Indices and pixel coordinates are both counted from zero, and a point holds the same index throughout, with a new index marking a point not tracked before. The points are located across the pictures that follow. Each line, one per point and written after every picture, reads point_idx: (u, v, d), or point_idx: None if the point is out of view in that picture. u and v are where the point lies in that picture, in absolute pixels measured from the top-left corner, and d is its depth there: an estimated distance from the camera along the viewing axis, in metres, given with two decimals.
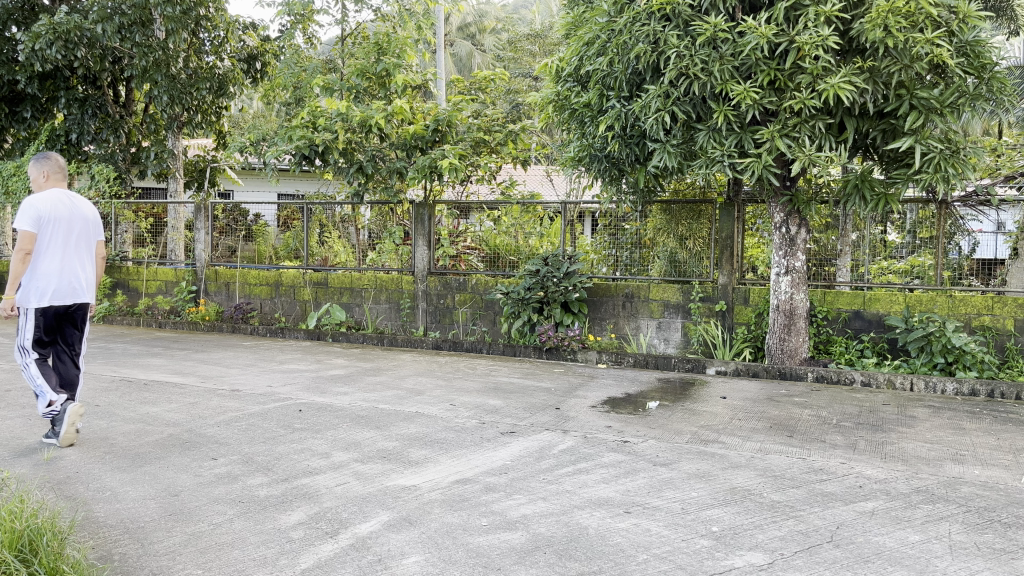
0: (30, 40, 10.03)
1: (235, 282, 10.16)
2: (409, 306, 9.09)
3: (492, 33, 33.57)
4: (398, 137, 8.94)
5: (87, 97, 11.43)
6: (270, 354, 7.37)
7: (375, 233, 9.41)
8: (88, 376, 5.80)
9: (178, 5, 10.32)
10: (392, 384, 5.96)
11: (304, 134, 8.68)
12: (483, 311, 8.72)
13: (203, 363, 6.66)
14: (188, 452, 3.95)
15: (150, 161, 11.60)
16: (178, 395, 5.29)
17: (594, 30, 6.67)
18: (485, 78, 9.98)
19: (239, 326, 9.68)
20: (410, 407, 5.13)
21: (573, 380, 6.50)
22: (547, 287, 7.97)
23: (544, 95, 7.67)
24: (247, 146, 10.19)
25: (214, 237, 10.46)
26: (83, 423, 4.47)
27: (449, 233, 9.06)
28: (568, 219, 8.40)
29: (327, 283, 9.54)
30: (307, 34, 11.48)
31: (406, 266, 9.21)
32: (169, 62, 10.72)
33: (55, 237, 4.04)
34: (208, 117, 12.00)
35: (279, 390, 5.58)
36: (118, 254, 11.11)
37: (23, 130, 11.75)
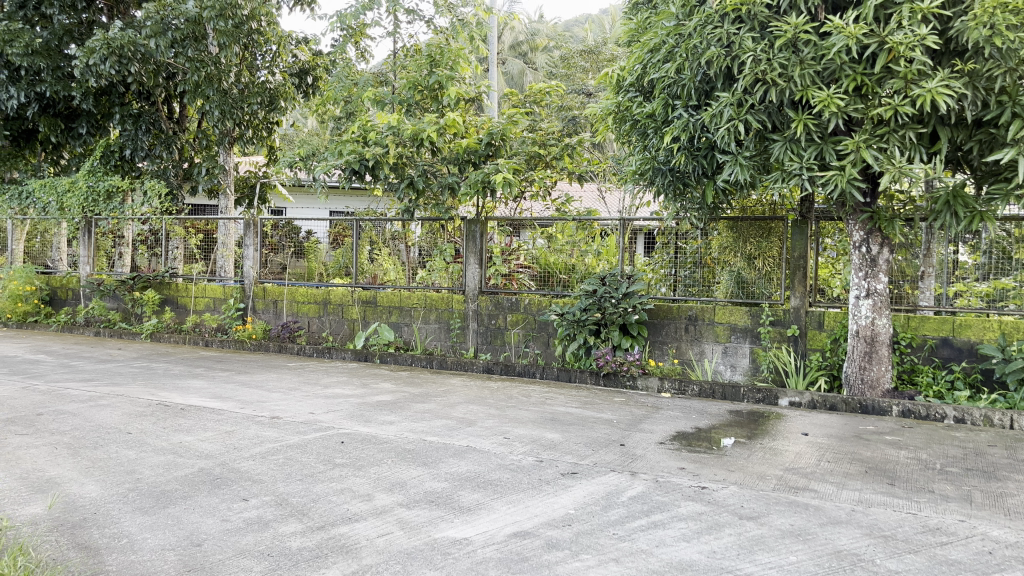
0: (85, 55, 9.94)
1: (283, 300, 9.91)
2: (459, 326, 8.69)
3: (545, 51, 33.27)
4: (451, 151, 8.65)
5: (141, 113, 11.39)
6: (314, 377, 7.04)
7: (426, 251, 9.02)
8: (124, 400, 5.53)
9: (230, 18, 10.23)
10: (441, 412, 5.54)
11: (353, 148, 8.34)
12: (536, 332, 8.27)
13: (245, 386, 6.35)
14: (218, 492, 3.58)
15: (201, 177, 11.56)
16: (215, 422, 4.96)
17: (660, 35, 6.22)
18: (540, 91, 9.62)
19: (285, 345, 9.49)
20: (461, 440, 4.70)
21: (636, 410, 6.00)
22: (604, 309, 7.47)
23: (604, 106, 7.23)
24: (297, 161, 10.00)
25: (264, 254, 10.21)
26: (110, 454, 4.15)
27: (502, 250, 8.63)
28: (627, 235, 7.89)
29: (376, 301, 9.21)
30: (360, 48, 11.29)
31: (457, 285, 8.83)
32: (220, 77, 10.63)
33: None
34: (258, 132, 11.90)
35: (321, 418, 5.20)
36: (168, 270, 10.95)
37: (79, 146, 11.83)
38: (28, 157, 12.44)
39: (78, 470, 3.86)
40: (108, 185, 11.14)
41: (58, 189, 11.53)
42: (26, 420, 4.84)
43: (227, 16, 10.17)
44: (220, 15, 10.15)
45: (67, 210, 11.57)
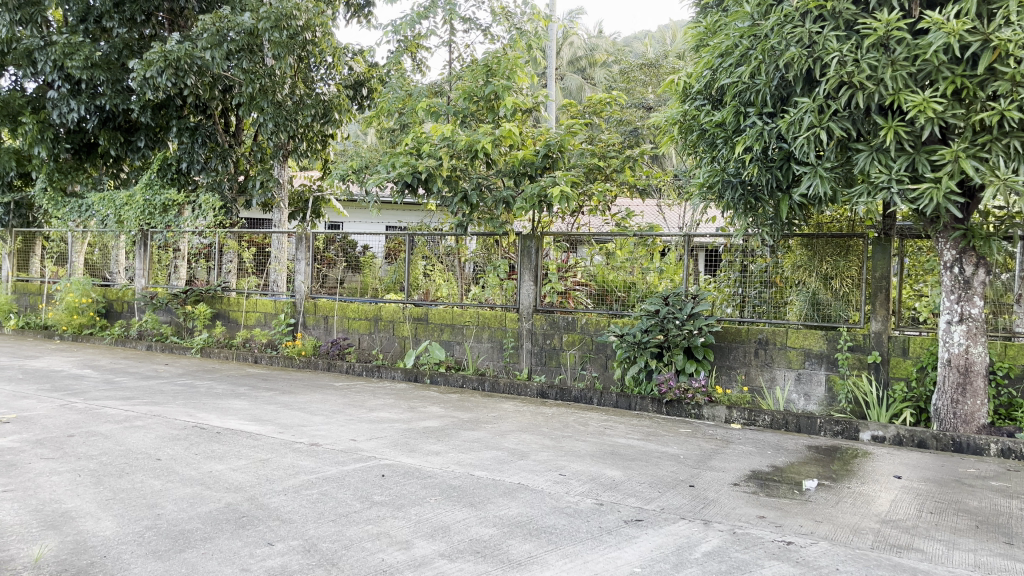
0: (143, 68, 9.88)
1: (334, 315, 9.64)
2: (513, 346, 8.28)
3: (605, 65, 32.85)
4: (506, 164, 8.27)
5: (198, 126, 11.36)
6: (360, 398, 6.70)
7: (480, 266, 8.64)
8: (160, 421, 5.25)
9: (285, 29, 10.10)
10: (492, 442, 5.13)
11: (406, 160, 7.96)
12: (593, 353, 7.80)
13: (287, 408, 6.04)
14: (242, 533, 3.22)
15: (256, 190, 11.37)
16: (250, 449, 4.63)
17: (733, 37, 5.75)
18: (600, 101, 9.21)
19: (334, 363, 9.22)
20: (512, 476, 4.27)
21: (704, 445, 5.49)
22: (667, 330, 6.98)
23: (668, 115, 6.78)
24: (350, 174, 9.77)
25: (315, 268, 9.95)
26: (134, 484, 3.83)
27: (558, 267, 8.15)
28: (691, 252, 7.37)
29: (428, 318, 8.87)
30: (416, 60, 11.07)
31: (511, 302, 8.42)
32: (274, 89, 10.50)
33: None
34: (312, 145, 11.77)
35: (363, 445, 4.83)
36: (221, 284, 10.76)
37: (138, 159, 11.87)
38: (89, 170, 12.45)
39: (97, 502, 3.54)
40: (164, 199, 11.15)
41: (116, 202, 11.48)
42: (55, 441, 4.59)
43: (282, 27, 10.06)
44: (275, 26, 10.05)
45: (125, 223, 11.52)
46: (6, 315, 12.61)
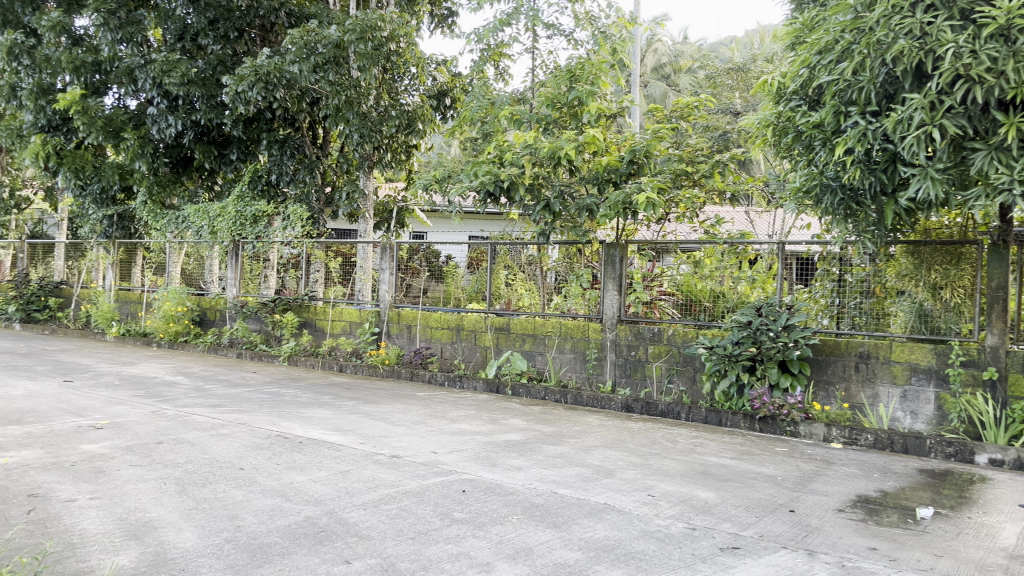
0: (235, 82, 10.14)
1: (416, 325, 9.63)
2: (596, 357, 8.03)
3: (690, 72, 32.20)
4: (590, 171, 8.06)
5: (287, 138, 11.67)
6: (442, 409, 6.60)
7: (562, 276, 8.49)
8: (245, 430, 5.28)
9: (370, 41, 10.20)
10: (576, 458, 4.93)
11: (489, 169, 7.93)
12: (681, 366, 7.46)
13: (369, 418, 5.99)
14: (320, 549, 3.14)
15: (342, 201, 11.66)
16: (331, 460, 4.57)
17: (834, 32, 5.39)
18: (688, 104, 8.95)
19: (417, 373, 9.20)
20: (598, 495, 4.07)
21: (803, 466, 5.15)
22: (761, 343, 6.61)
23: (761, 117, 6.45)
24: (432, 183, 9.77)
25: (399, 278, 9.99)
26: (217, 493, 3.81)
27: (643, 276, 7.92)
28: (784, 261, 6.99)
29: (509, 328, 8.71)
30: (499, 69, 11.02)
31: (594, 313, 8.20)
32: (360, 101, 10.60)
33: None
34: (397, 155, 11.84)
35: (444, 458, 4.71)
36: (308, 294, 10.91)
37: (230, 171, 12.25)
38: (186, 183, 12.94)
39: (179, 512, 3.52)
40: (256, 210, 11.39)
41: (211, 214, 11.87)
42: (144, 448, 4.65)
43: (367, 38, 10.19)
44: (360, 38, 10.17)
45: (218, 234, 11.82)
46: (108, 322, 13.17)
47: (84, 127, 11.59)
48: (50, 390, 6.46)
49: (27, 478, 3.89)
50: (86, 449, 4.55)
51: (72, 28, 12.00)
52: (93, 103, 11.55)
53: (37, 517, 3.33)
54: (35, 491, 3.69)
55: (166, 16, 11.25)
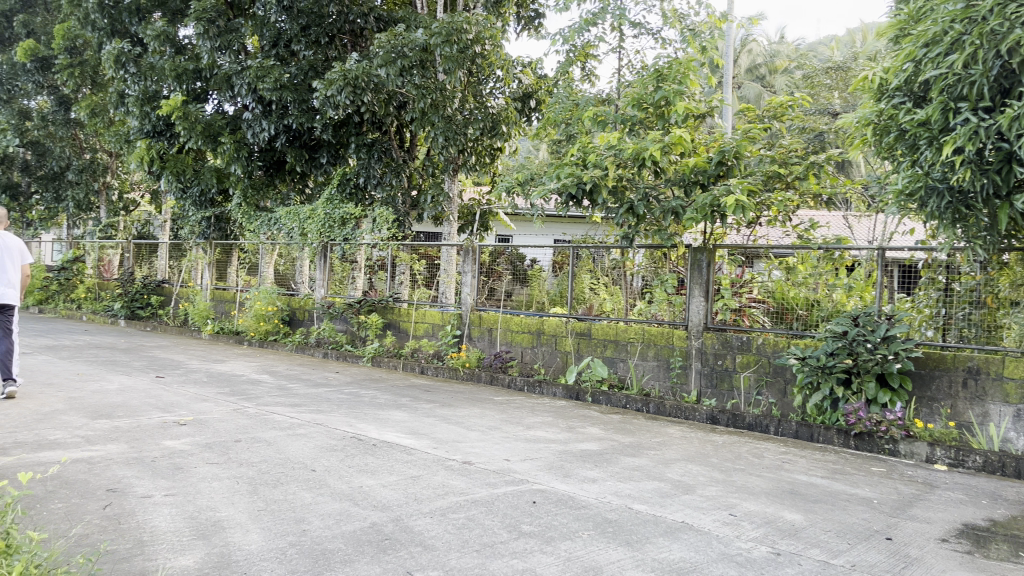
0: (325, 87, 10.34)
1: (498, 328, 9.55)
2: (680, 365, 7.75)
3: (786, 73, 31.19)
4: (676, 172, 7.78)
5: (375, 142, 11.85)
6: (519, 415, 6.49)
7: (647, 280, 8.24)
8: (321, 431, 5.30)
9: (456, 43, 10.21)
10: (654, 471, 4.72)
11: (572, 171, 7.82)
12: (770, 377, 7.11)
13: (445, 422, 5.93)
14: (383, 558, 3.06)
15: (427, 204, 11.73)
16: (403, 464, 4.51)
17: (941, 22, 5.00)
18: (782, 104, 8.57)
19: (497, 376, 9.11)
20: (676, 513, 3.86)
21: (902, 489, 4.78)
22: (857, 354, 6.23)
23: (859, 116, 5.99)
24: (515, 186, 9.70)
25: (481, 280, 9.96)
26: (287, 495, 3.79)
27: (731, 282, 7.60)
28: (884, 267, 6.54)
29: (591, 333, 8.51)
30: (585, 71, 10.86)
31: (679, 319, 7.92)
32: (445, 103, 10.64)
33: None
34: (482, 158, 11.81)
35: (516, 467, 4.59)
36: (392, 295, 11.00)
37: (321, 175, 12.52)
38: (279, 187, 13.29)
39: (248, 512, 3.51)
40: (343, 212, 11.55)
41: (301, 216, 12.07)
42: (222, 446, 4.71)
43: (452, 41, 10.19)
44: (447, 41, 10.21)
45: (307, 236, 12.04)
46: (204, 320, 13.67)
47: (185, 131, 12.05)
48: (143, 385, 6.68)
49: (108, 472, 3.98)
50: (167, 445, 4.64)
51: (176, 37, 12.56)
52: (193, 109, 11.99)
53: (112, 513, 3.37)
54: (114, 486, 3.76)
55: (261, 24, 11.56)
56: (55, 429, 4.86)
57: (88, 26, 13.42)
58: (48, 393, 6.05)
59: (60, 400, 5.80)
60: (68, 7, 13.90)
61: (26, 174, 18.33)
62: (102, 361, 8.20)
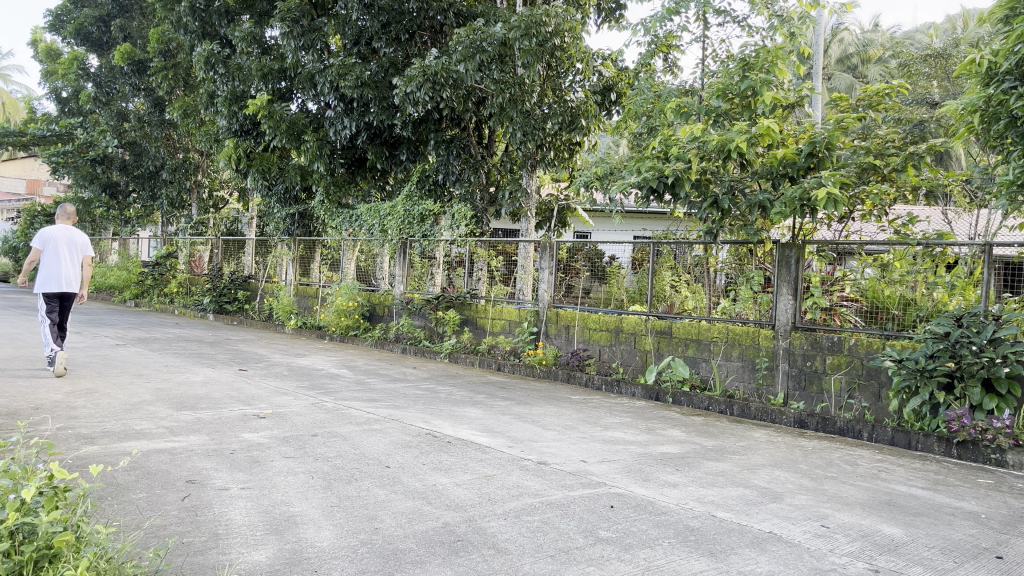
0: (405, 83, 10.41)
1: (575, 325, 9.39)
2: (767, 366, 7.43)
3: (880, 62, 29.86)
4: (764, 165, 7.46)
5: (454, 138, 11.86)
6: (596, 414, 6.32)
7: (731, 278, 7.96)
8: (397, 426, 5.26)
9: (535, 36, 10.08)
10: (739, 477, 4.49)
11: (653, 164, 7.60)
12: (863, 380, 6.72)
13: (521, 420, 5.82)
14: (454, 561, 2.97)
15: (505, 200, 11.66)
16: (477, 462, 4.41)
17: None
18: (878, 91, 8.13)
19: (574, 375, 8.96)
20: (763, 522, 3.64)
21: (1012, 503, 4.41)
22: (960, 357, 5.84)
23: (965, 102, 5.60)
24: (594, 180, 9.54)
25: (558, 277, 9.82)
26: (361, 491, 3.75)
27: (821, 280, 7.23)
28: (990, 266, 6.11)
29: (672, 332, 8.26)
30: (668, 63, 10.59)
31: (766, 318, 7.60)
32: (524, 98, 10.54)
33: (56, 251, 6.59)
34: (561, 153, 11.60)
35: (593, 468, 4.44)
36: (470, 291, 10.97)
37: (401, 171, 12.63)
38: (360, 184, 13.44)
39: (322, 508, 3.48)
40: (422, 209, 11.59)
41: (381, 213, 12.23)
42: (299, 440, 4.73)
43: (532, 34, 10.08)
44: (526, 34, 10.10)
45: (387, 233, 12.12)
46: (288, 315, 13.98)
47: (271, 130, 12.35)
48: (226, 378, 6.81)
49: (188, 463, 4.03)
50: (246, 437, 4.69)
51: (262, 38, 12.90)
52: (278, 108, 12.27)
53: (190, 505, 3.39)
54: (193, 477, 3.80)
55: (344, 22, 11.73)
56: (140, 419, 4.98)
57: (180, 29, 13.95)
58: (137, 384, 6.23)
59: (148, 391, 5.96)
60: (162, 11, 14.47)
61: (124, 173, 19.25)
62: (189, 353, 8.44)
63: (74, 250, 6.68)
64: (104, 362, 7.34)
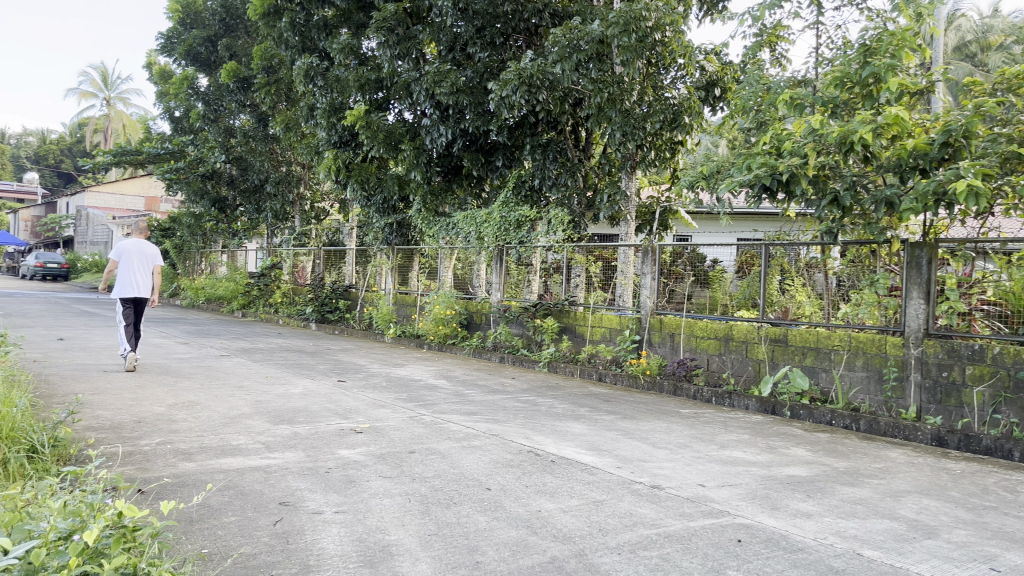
0: (500, 87, 10.18)
1: (680, 333, 8.88)
2: (896, 377, 6.74)
3: (1002, 48, 27.87)
4: (891, 157, 6.73)
5: (550, 142, 11.57)
6: (710, 431, 5.86)
7: (850, 282, 7.31)
8: (498, 443, 4.98)
9: (634, 32, 9.63)
10: (882, 506, 3.97)
11: (765, 160, 7.06)
12: (1011, 392, 5.98)
13: (629, 437, 5.43)
14: None
15: (603, 204, 11.19)
16: (584, 486, 4.07)
17: None
18: (1019, 73, 7.32)
19: (680, 386, 8.44)
20: (920, 564, 3.14)
21: None
22: None
23: None
24: (699, 180, 9.03)
25: (661, 283, 9.32)
26: (461, 518, 3.47)
27: (958, 282, 6.48)
28: None
29: (787, 340, 7.66)
30: (777, 54, 9.97)
31: (894, 325, 6.90)
32: (623, 97, 10.10)
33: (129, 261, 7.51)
34: (662, 153, 11.11)
35: (713, 494, 4.01)
36: (568, 298, 10.59)
37: (497, 177, 12.41)
38: (456, 192, 13.26)
39: (419, 537, 3.21)
40: (518, 215, 11.31)
41: (477, 220, 12.04)
42: (396, 457, 4.50)
43: (631, 30, 9.61)
44: (624, 31, 9.65)
45: (484, 240, 11.90)
46: (387, 324, 14.01)
47: (368, 140, 12.40)
48: (325, 390, 6.71)
49: (282, 483, 3.85)
50: (343, 454, 4.49)
51: (359, 49, 13.00)
52: (375, 118, 12.32)
53: (282, 530, 3.19)
54: (286, 499, 3.61)
55: (439, 29, 11.64)
56: (238, 434, 4.88)
57: (281, 45, 14.27)
58: (237, 396, 6.19)
59: (247, 403, 5.89)
60: (265, 28, 14.85)
61: (231, 187, 19.93)
62: (290, 364, 8.44)
63: (145, 258, 7.54)
64: (208, 373, 7.38)
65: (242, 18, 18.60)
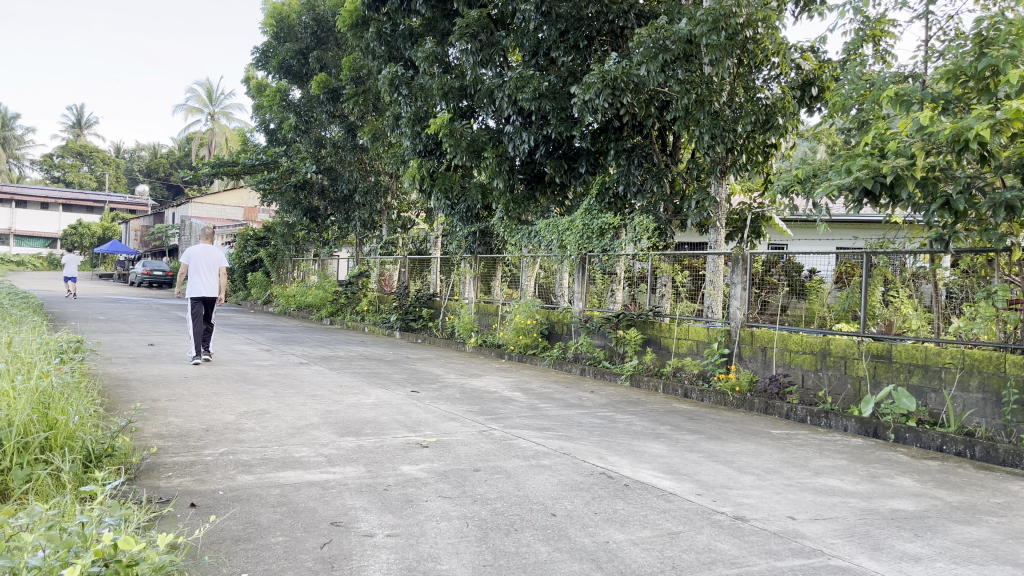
0: (584, 91, 9.88)
1: (773, 347, 8.33)
2: (1017, 400, 6.06)
3: None
4: (1012, 156, 6.06)
5: (635, 146, 11.09)
6: (803, 455, 5.38)
7: (965, 294, 6.65)
8: (569, 463, 4.67)
9: (724, 30, 9.16)
10: (1004, 551, 3.46)
11: (866, 161, 6.53)
12: None
13: (712, 459, 5.03)
14: None
15: (691, 209, 10.62)
16: (659, 515, 3.72)
17: None
18: None
19: (771, 404, 7.89)
20: None
21: None
22: None
23: None
24: (794, 184, 8.48)
25: (753, 293, 8.81)
26: (521, 547, 3.19)
27: None
28: None
29: (891, 356, 7.05)
30: (881, 50, 9.30)
31: (1016, 342, 6.21)
32: (712, 98, 9.63)
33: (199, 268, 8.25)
34: (754, 157, 10.61)
35: (805, 530, 3.59)
36: (653, 309, 10.18)
37: (580, 184, 12.06)
38: (539, 200, 12.98)
39: (472, 568, 2.95)
40: (602, 223, 10.91)
41: (560, 228, 11.67)
42: (459, 475, 4.27)
43: (721, 27, 9.14)
44: (714, 28, 9.18)
45: (567, 248, 11.59)
46: (469, 333, 13.90)
47: (451, 148, 12.33)
48: (397, 401, 6.57)
49: (337, 501, 3.67)
50: (404, 471, 4.29)
51: (444, 57, 12.97)
52: (459, 126, 12.25)
53: (328, 555, 3.00)
54: (338, 519, 3.42)
55: (522, 34, 11.46)
56: (302, 446, 4.76)
57: (369, 55, 14.41)
58: (308, 406, 6.11)
59: (316, 413, 5.79)
60: (353, 39, 15.05)
61: (322, 197, 20.38)
62: (367, 372, 8.37)
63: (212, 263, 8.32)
64: (284, 381, 7.37)
65: (333, 30, 19.01)
